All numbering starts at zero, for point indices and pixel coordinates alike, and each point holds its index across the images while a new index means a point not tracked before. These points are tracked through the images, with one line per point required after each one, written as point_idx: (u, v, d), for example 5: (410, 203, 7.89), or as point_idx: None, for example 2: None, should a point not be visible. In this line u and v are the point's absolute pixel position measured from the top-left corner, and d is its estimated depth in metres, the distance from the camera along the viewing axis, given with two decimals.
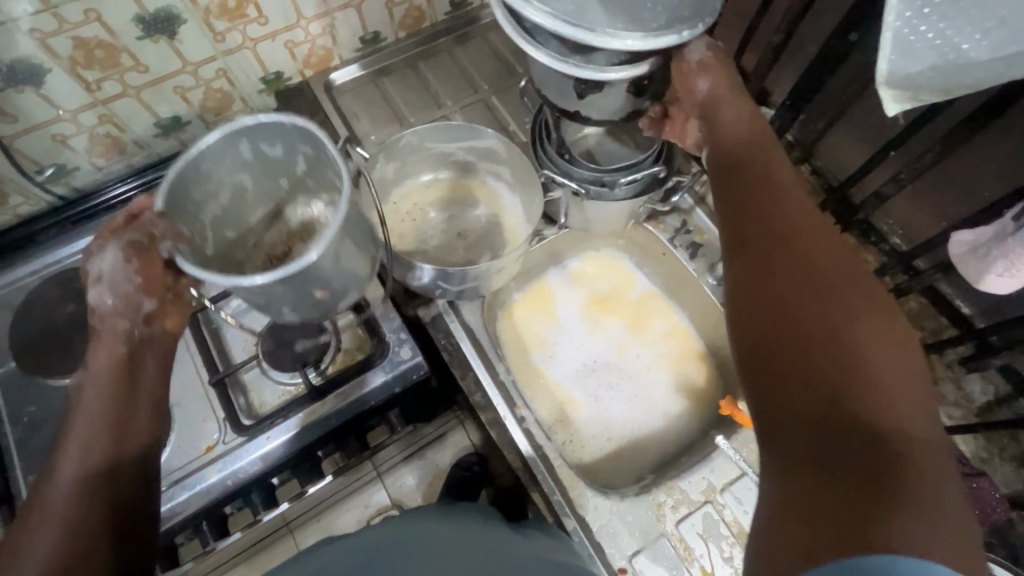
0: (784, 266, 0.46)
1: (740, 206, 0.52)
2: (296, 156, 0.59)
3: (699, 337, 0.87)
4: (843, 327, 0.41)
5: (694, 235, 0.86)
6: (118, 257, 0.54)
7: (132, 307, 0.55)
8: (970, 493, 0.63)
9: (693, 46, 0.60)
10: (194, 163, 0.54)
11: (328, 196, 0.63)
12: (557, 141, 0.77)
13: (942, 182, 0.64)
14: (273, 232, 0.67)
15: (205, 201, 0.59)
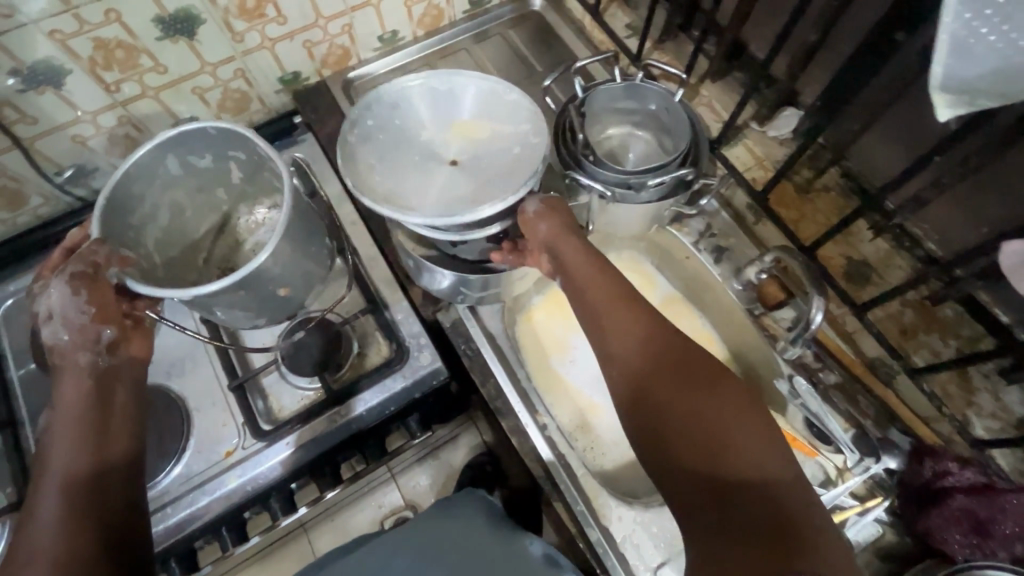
0: (647, 371, 0.55)
1: (603, 319, 0.60)
2: (227, 162, 0.65)
3: (722, 343, 0.85)
4: (701, 409, 0.51)
5: (719, 239, 0.81)
6: (65, 291, 0.53)
7: (91, 339, 0.55)
8: (1014, 510, 0.62)
9: (528, 201, 0.64)
10: (125, 182, 0.59)
11: (272, 198, 0.71)
12: (584, 140, 0.74)
13: (985, 186, 0.61)
14: (229, 242, 0.73)
15: (147, 220, 0.63)
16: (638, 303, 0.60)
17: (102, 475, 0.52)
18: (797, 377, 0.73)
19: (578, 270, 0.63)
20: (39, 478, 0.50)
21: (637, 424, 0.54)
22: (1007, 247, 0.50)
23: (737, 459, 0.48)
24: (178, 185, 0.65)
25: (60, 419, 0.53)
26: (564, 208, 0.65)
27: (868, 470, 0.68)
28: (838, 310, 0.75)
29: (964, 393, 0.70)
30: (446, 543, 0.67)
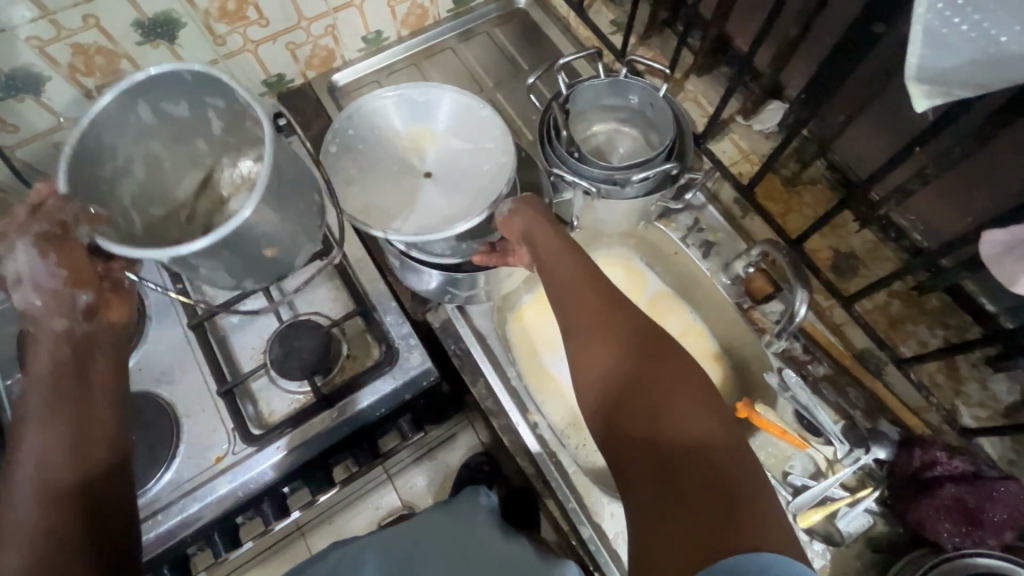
0: (604, 346, 0.57)
1: (569, 302, 0.61)
2: (206, 111, 0.55)
3: (712, 337, 0.85)
4: (653, 383, 0.53)
5: (707, 234, 0.82)
6: (32, 253, 0.48)
7: (66, 302, 0.50)
8: (999, 498, 0.61)
9: (500, 203, 0.67)
10: (91, 133, 0.50)
11: (253, 149, 0.58)
12: (568, 137, 0.73)
13: (969, 176, 0.60)
14: (209, 202, 0.60)
15: (116, 179, 0.54)
16: (604, 284, 0.61)
17: (87, 461, 0.49)
18: (785, 370, 0.74)
19: (546, 253, 0.64)
20: (15, 456, 0.47)
21: (599, 396, 0.56)
22: (989, 237, 0.46)
23: (684, 427, 0.49)
24: (154, 136, 0.56)
25: (36, 388, 0.49)
26: (538, 202, 0.67)
27: (858, 460, 0.69)
28: (825, 302, 0.75)
29: (951, 382, 0.69)
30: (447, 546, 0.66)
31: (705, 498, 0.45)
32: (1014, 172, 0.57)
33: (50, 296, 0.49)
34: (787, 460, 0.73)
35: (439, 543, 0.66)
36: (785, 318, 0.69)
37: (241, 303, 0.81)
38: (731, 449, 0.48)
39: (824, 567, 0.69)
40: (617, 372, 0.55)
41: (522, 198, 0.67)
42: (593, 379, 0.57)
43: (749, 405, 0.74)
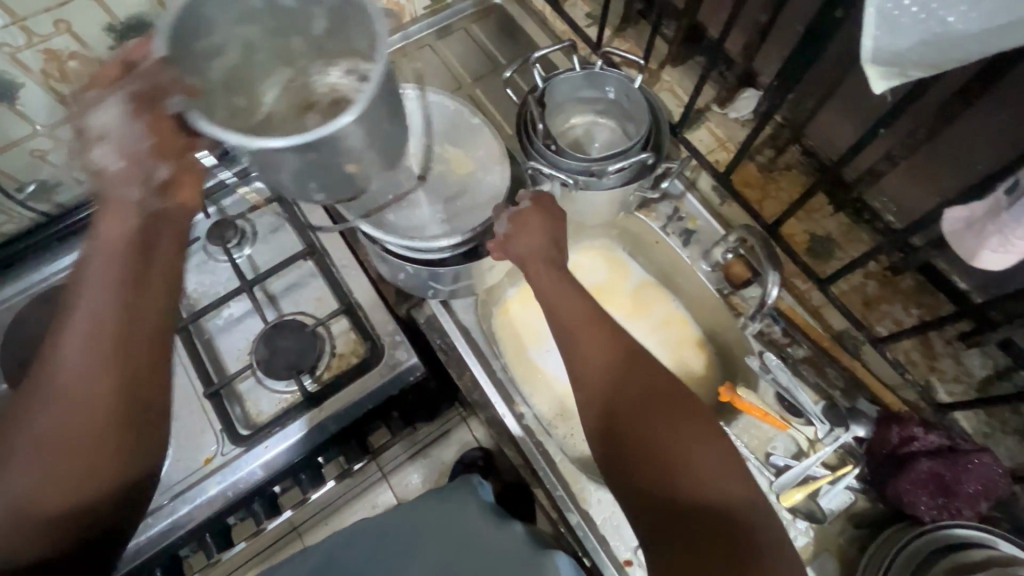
0: (609, 392, 0.56)
1: (574, 342, 0.59)
2: (314, 11, 0.50)
3: (696, 324, 0.86)
4: (660, 431, 0.52)
5: (686, 222, 0.83)
6: (123, 112, 0.47)
7: (142, 175, 0.47)
8: (972, 471, 0.62)
9: (500, 222, 0.65)
10: (198, 7, 0.45)
11: (351, 62, 0.55)
12: (545, 131, 0.74)
13: (940, 157, 0.61)
14: (297, 105, 0.59)
15: (212, 54, 0.49)
16: (605, 320, 0.60)
17: (133, 380, 0.43)
18: (766, 353, 0.75)
19: (549, 288, 0.63)
20: (60, 340, 0.41)
21: (604, 442, 0.55)
22: (950, 213, 0.47)
23: (693, 479, 0.50)
24: (254, 20, 0.50)
25: (96, 254, 0.44)
26: (535, 224, 0.64)
27: (838, 438, 0.71)
28: (803, 285, 0.76)
29: (926, 360, 0.70)
30: (439, 536, 0.67)
31: (721, 557, 0.46)
32: (987, 149, 0.57)
33: (130, 156, 0.47)
34: (769, 441, 0.74)
35: (429, 538, 0.67)
36: (759, 301, 0.71)
37: (226, 304, 0.81)
38: (736, 499, 0.50)
39: (806, 545, 0.70)
40: (621, 420, 0.54)
41: (529, 193, 0.66)
42: (598, 425, 0.56)
43: (732, 390, 0.76)
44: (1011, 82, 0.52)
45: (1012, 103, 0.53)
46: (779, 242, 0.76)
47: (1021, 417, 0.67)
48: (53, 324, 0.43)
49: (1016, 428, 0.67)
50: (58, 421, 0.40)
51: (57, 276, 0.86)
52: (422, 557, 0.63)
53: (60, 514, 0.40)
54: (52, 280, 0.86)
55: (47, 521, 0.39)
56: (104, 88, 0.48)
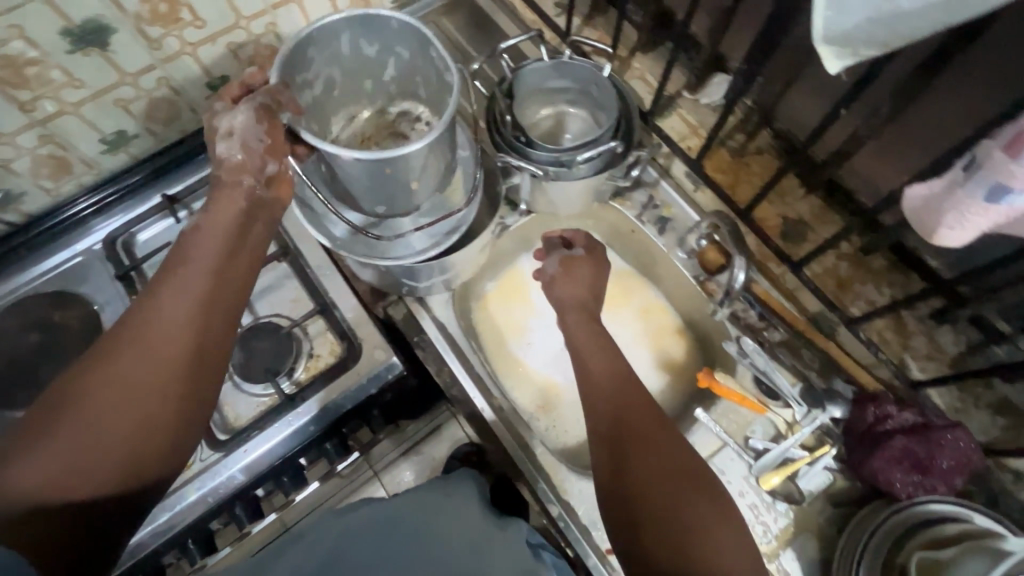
0: (638, 456, 0.56)
1: (605, 401, 0.62)
2: (387, 61, 0.68)
3: (675, 311, 0.86)
4: (681, 506, 0.52)
5: (661, 210, 0.83)
6: (250, 116, 0.55)
7: (256, 167, 0.57)
8: (944, 446, 0.63)
9: (550, 262, 0.76)
10: (305, 44, 0.60)
11: (407, 102, 0.75)
12: (514, 122, 0.73)
13: (906, 135, 0.61)
14: (355, 133, 0.76)
15: (307, 86, 0.65)
16: (638, 388, 0.63)
17: (208, 348, 0.50)
18: (743, 337, 0.76)
19: (587, 349, 0.68)
20: (164, 291, 0.50)
21: (619, 510, 0.55)
22: (911, 190, 0.47)
23: (712, 561, 0.49)
24: (340, 62, 0.66)
25: (207, 224, 0.54)
26: (584, 271, 0.74)
27: (815, 420, 0.71)
28: (777, 269, 0.76)
29: (899, 338, 0.71)
30: (453, 533, 0.65)
31: None
32: (952, 126, 0.57)
33: (250, 152, 0.56)
34: (748, 425, 0.75)
35: (434, 529, 0.65)
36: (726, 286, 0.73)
37: None
38: None
39: (786, 526, 0.71)
40: (643, 488, 0.54)
41: (582, 240, 0.77)
42: (616, 489, 0.56)
43: (711, 374, 0.77)
44: (971, 58, 0.52)
45: (973, 79, 0.53)
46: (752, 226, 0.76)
47: (993, 391, 0.67)
48: (158, 276, 0.52)
49: (988, 402, 0.67)
50: (144, 367, 0.47)
51: (27, 286, 0.85)
52: (429, 556, 0.61)
53: (118, 454, 0.45)
54: (21, 291, 0.85)
55: (104, 460, 0.44)
56: (229, 103, 0.59)
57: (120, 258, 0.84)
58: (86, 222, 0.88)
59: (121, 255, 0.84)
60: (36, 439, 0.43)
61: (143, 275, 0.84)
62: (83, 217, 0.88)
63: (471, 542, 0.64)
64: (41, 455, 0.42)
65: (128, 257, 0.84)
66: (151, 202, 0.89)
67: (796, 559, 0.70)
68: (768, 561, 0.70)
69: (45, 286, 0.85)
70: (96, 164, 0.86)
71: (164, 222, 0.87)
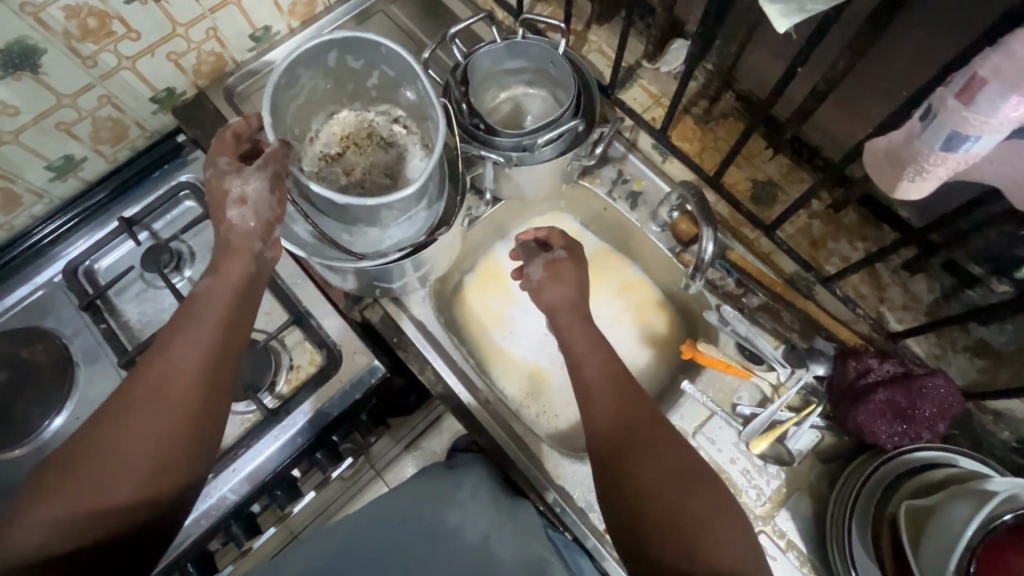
0: (640, 463, 0.56)
1: (606, 405, 0.61)
2: (373, 72, 0.66)
3: (654, 285, 0.86)
4: (685, 511, 0.53)
5: (632, 184, 0.82)
6: (265, 186, 0.53)
7: (261, 231, 0.54)
8: (926, 395, 0.64)
9: (533, 267, 0.69)
10: (292, 65, 0.60)
11: (389, 106, 0.71)
12: (472, 110, 0.71)
13: (866, 86, 0.60)
14: (334, 134, 0.72)
15: (291, 100, 0.64)
16: (633, 388, 0.63)
17: (214, 394, 0.52)
18: (723, 306, 0.76)
19: (581, 356, 0.65)
20: (169, 349, 0.51)
21: (622, 518, 0.55)
22: (873, 142, 0.46)
23: (713, 556, 0.50)
24: (320, 75, 0.65)
25: (213, 279, 0.54)
26: (569, 273, 0.68)
27: (800, 380, 0.72)
28: (751, 234, 0.76)
29: (875, 291, 0.70)
30: (468, 525, 0.61)
31: None
32: (910, 74, 0.56)
33: (260, 223, 0.54)
34: (734, 392, 0.75)
35: (448, 519, 0.62)
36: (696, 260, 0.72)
37: None
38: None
39: (779, 487, 0.72)
40: (645, 496, 0.54)
41: (559, 241, 0.72)
42: (615, 488, 0.56)
43: (693, 346, 0.77)
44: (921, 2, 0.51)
45: (924, 24, 0.52)
46: (722, 192, 0.75)
47: (969, 335, 0.66)
48: (167, 329, 0.53)
49: (965, 346, 0.67)
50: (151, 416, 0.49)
51: None
52: (446, 558, 0.57)
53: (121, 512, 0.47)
54: None
55: (118, 505, 0.46)
56: (230, 162, 0.56)
57: (83, 287, 0.81)
58: (50, 246, 0.85)
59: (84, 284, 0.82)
60: (55, 487, 0.46)
61: (109, 302, 0.81)
62: (46, 242, 0.85)
63: (493, 531, 0.61)
64: (49, 514, 0.45)
65: (91, 285, 0.82)
66: (110, 226, 0.87)
67: (791, 518, 0.71)
68: (764, 523, 0.71)
69: (11, 321, 0.83)
70: (47, 193, 0.83)
71: (126, 245, 0.85)
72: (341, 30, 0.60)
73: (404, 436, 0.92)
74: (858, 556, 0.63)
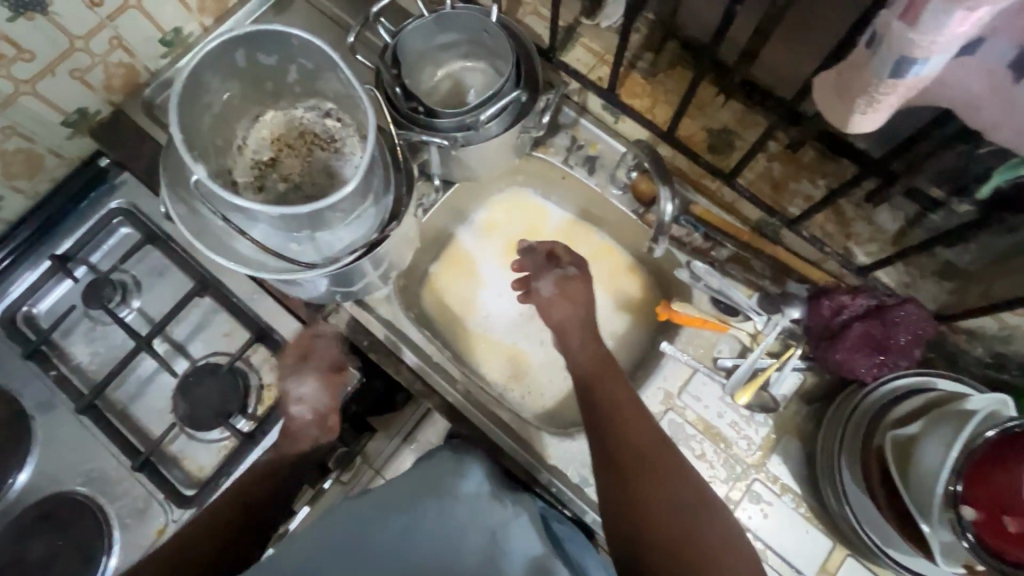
0: (650, 484, 0.57)
1: (615, 427, 0.61)
2: (290, 65, 0.61)
3: (623, 249, 0.83)
4: (696, 529, 0.55)
5: (587, 149, 0.79)
6: (317, 387, 0.70)
7: (319, 419, 0.70)
8: (899, 324, 0.64)
9: (546, 283, 0.70)
10: (196, 70, 0.55)
11: (316, 99, 0.66)
12: (407, 92, 0.67)
13: (809, 17, 0.58)
14: (265, 137, 0.68)
15: (206, 109, 0.60)
16: (639, 406, 0.63)
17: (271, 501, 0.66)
18: (693, 261, 0.74)
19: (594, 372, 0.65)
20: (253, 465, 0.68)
21: (628, 536, 0.56)
22: (820, 79, 0.43)
23: None
24: (236, 75, 0.60)
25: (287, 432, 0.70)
26: (581, 292, 0.69)
27: (777, 325, 0.71)
28: (712, 185, 0.74)
29: (841, 227, 0.70)
30: (468, 530, 0.57)
31: None
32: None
33: (318, 413, 0.70)
34: (714, 346, 0.74)
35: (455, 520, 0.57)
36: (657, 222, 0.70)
37: (130, 367, 0.75)
38: None
39: (768, 434, 0.72)
40: (656, 513, 0.56)
41: (570, 256, 0.72)
42: (626, 511, 0.57)
43: (668, 306, 0.75)
44: None
45: None
46: (678, 146, 0.73)
47: (936, 259, 0.66)
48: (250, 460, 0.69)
49: (933, 270, 0.67)
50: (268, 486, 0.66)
51: None
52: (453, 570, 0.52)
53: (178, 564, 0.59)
54: None
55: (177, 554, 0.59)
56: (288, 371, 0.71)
57: (25, 334, 0.76)
58: None
59: (25, 330, 0.77)
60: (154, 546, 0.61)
61: (56, 346, 0.77)
62: None
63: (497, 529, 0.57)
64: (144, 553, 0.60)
65: (34, 331, 0.77)
66: (44, 265, 0.80)
67: (782, 463, 0.71)
68: (756, 471, 0.71)
69: None
70: None
71: (63, 284, 0.79)
72: (241, 25, 0.55)
73: (397, 430, 0.82)
74: (849, 488, 0.64)
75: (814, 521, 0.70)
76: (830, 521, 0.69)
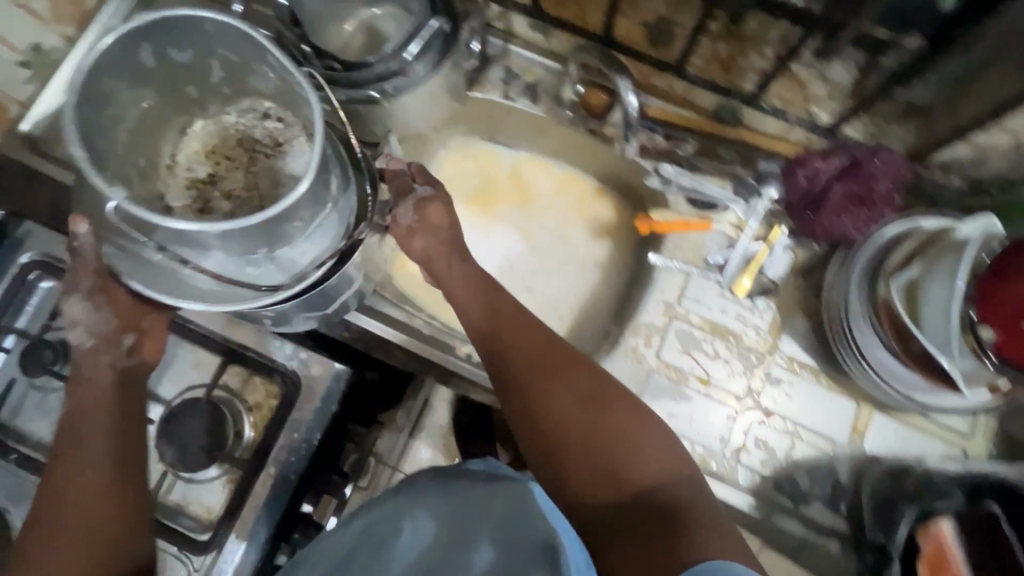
0: (546, 388, 0.51)
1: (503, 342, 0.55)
2: (210, 62, 0.53)
3: (585, 173, 0.79)
4: (598, 422, 0.49)
5: (524, 78, 0.74)
6: (83, 306, 0.53)
7: (111, 343, 0.55)
8: (878, 170, 0.63)
9: (400, 213, 0.59)
10: (94, 80, 0.46)
11: (252, 101, 0.58)
12: (315, 48, 0.61)
13: None
14: (198, 151, 0.61)
15: (118, 125, 0.51)
16: (527, 316, 0.57)
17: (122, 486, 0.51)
18: (661, 165, 0.72)
19: (464, 299, 0.58)
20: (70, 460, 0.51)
21: (532, 446, 0.50)
22: None
23: (635, 460, 0.47)
24: (147, 82, 0.52)
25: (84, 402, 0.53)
26: (440, 213, 0.59)
27: (757, 210, 0.70)
28: (662, 81, 0.71)
29: (799, 93, 0.68)
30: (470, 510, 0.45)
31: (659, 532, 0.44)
32: None
33: (97, 334, 0.54)
34: (701, 245, 0.73)
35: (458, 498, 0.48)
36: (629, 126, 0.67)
37: None
38: (670, 481, 0.47)
39: (773, 317, 0.71)
40: (557, 416, 0.50)
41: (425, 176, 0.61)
42: (528, 422, 0.51)
43: (647, 218, 0.73)
44: None
45: None
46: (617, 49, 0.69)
47: (896, 102, 0.65)
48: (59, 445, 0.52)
49: (896, 113, 0.66)
50: (102, 484, 0.50)
51: None
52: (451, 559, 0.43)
53: None
54: None
55: None
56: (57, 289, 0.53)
57: None
58: None
59: None
60: None
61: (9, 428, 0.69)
62: None
63: (502, 532, 0.43)
64: None
65: None
66: None
67: (793, 340, 0.71)
68: (771, 356, 0.71)
69: None
70: None
71: None
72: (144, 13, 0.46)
73: (405, 421, 0.80)
74: (867, 348, 0.63)
75: (835, 388, 0.70)
76: (849, 383, 0.70)
